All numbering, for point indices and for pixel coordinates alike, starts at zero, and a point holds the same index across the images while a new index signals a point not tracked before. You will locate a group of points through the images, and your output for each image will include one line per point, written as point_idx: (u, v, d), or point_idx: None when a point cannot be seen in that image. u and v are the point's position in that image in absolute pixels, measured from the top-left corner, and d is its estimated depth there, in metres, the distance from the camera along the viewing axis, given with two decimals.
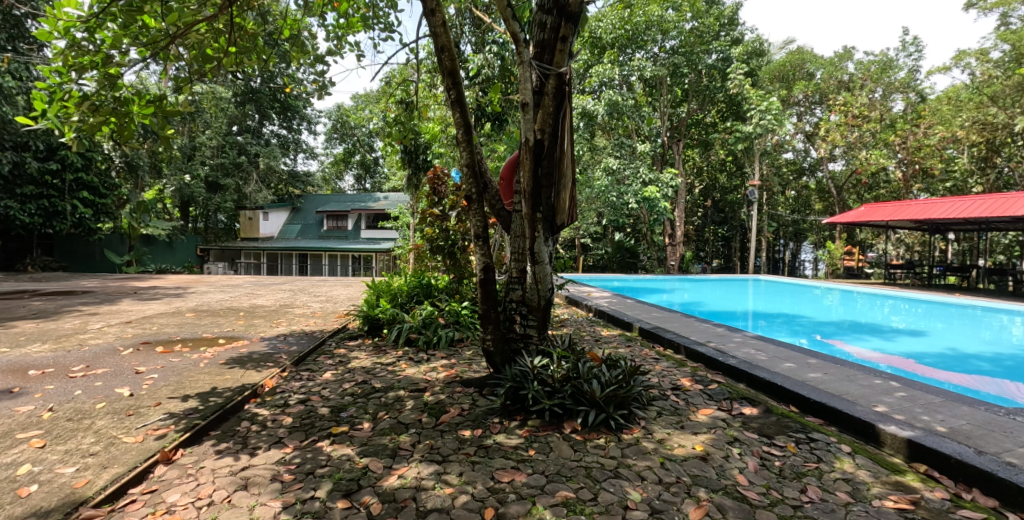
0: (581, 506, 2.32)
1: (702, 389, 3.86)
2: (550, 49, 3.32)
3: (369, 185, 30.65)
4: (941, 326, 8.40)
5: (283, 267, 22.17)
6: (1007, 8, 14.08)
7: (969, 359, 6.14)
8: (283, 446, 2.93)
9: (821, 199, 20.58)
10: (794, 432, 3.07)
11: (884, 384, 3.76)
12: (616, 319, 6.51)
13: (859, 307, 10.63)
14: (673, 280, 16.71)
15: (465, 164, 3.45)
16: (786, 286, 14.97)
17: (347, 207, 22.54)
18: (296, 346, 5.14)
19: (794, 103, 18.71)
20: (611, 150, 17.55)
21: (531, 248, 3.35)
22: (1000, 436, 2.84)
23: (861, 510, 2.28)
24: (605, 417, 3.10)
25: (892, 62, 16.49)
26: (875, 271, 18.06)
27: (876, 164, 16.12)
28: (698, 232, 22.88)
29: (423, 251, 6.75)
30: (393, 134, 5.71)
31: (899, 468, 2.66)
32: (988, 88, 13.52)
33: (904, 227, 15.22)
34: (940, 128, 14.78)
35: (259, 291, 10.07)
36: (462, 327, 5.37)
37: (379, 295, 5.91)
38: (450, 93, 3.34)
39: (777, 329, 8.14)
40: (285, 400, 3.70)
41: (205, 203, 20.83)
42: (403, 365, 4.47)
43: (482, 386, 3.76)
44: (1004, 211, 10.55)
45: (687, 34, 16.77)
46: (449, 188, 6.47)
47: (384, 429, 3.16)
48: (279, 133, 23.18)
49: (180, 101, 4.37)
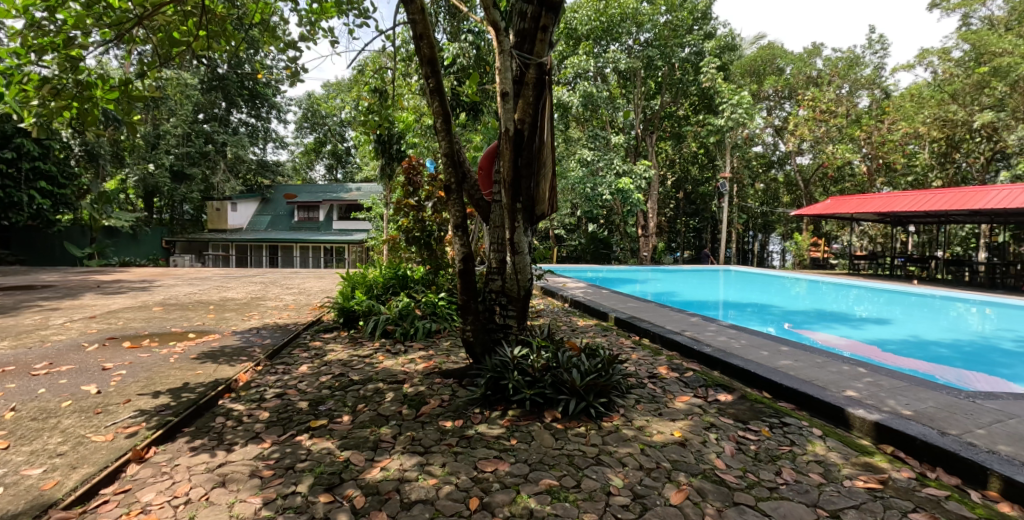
0: (565, 492, 2.36)
1: (678, 376, 3.95)
2: (531, 39, 3.26)
3: (341, 175, 29.95)
4: (904, 314, 8.81)
5: (252, 259, 22.00)
6: (968, 9, 14.68)
7: (930, 345, 6.48)
8: (261, 441, 2.88)
9: (789, 191, 21.11)
10: (768, 417, 3.18)
11: (853, 370, 3.91)
12: (592, 309, 6.59)
13: (826, 297, 11.01)
14: (646, 270, 16.94)
15: (444, 153, 3.38)
16: (756, 277, 15.37)
17: (318, 199, 22.15)
18: (270, 339, 5.04)
19: (764, 98, 19.13)
20: (585, 142, 17.67)
21: (511, 239, 3.32)
22: (961, 418, 3.01)
23: (833, 490, 2.39)
24: (585, 406, 3.14)
25: (859, 59, 17.02)
26: (840, 262, 18.78)
27: (842, 157, 16.61)
28: (670, 224, 23.30)
29: (397, 243, 6.63)
30: (368, 123, 5.63)
31: (867, 449, 2.80)
32: (949, 86, 13.76)
33: (867, 220, 15.70)
34: (903, 124, 15.17)
35: (229, 284, 9.84)
36: (440, 318, 5.33)
37: (355, 286, 5.80)
38: (428, 81, 3.29)
39: (749, 318, 8.38)
40: (261, 394, 3.64)
41: (170, 194, 20.00)
42: (381, 357, 4.43)
43: (462, 376, 3.74)
44: (963, 204, 10.98)
45: (662, 27, 16.95)
46: (425, 177, 6.36)
47: (364, 421, 3.14)
48: (247, 121, 22.26)
49: (146, 87, 4.20)
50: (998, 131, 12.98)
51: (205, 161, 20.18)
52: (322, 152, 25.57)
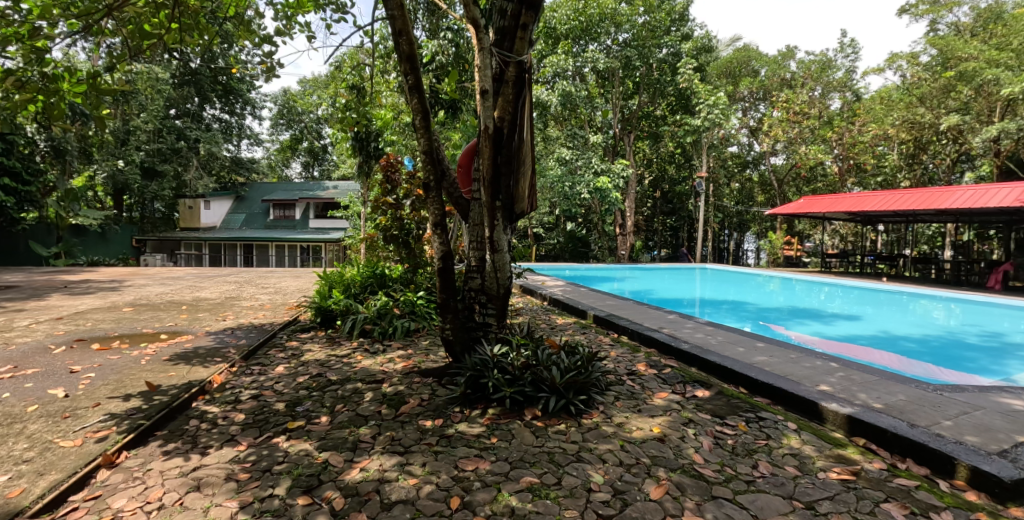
0: (546, 490, 2.38)
1: (656, 373, 4.01)
2: (510, 37, 3.26)
3: (318, 173, 29.48)
4: (873, 310, 9.08)
5: (227, 259, 21.62)
6: (936, 15, 15.16)
7: (899, 340, 6.70)
8: (237, 444, 2.83)
9: (764, 191, 21.12)
10: (744, 412, 3.25)
11: (826, 365, 4.02)
12: (571, 307, 6.62)
13: (799, 294, 11.28)
14: (623, 269, 17.13)
15: (423, 151, 3.35)
16: (731, 275, 15.67)
17: (294, 197, 21.77)
18: (245, 340, 4.94)
19: (739, 99, 19.46)
20: (564, 140, 17.74)
21: (490, 237, 3.32)
22: (929, 411, 3.12)
23: (808, 482, 2.45)
24: (565, 403, 3.16)
25: (831, 62, 17.40)
26: (812, 260, 19.24)
27: (814, 158, 17.03)
28: (647, 222, 23.55)
29: (375, 241, 6.54)
30: (345, 120, 5.56)
31: (840, 442, 2.88)
32: (917, 90, 14.01)
33: (839, 219, 16.09)
34: (873, 125, 15.58)
35: (202, 283, 9.61)
36: (418, 317, 5.29)
37: (332, 285, 5.73)
38: (407, 78, 3.27)
39: (725, 315, 8.53)
40: (236, 395, 3.57)
41: (140, 191, 19.44)
42: (359, 356, 4.38)
43: (442, 375, 3.72)
44: (930, 204, 11.35)
45: (640, 28, 17.11)
46: (403, 175, 6.30)
47: (343, 422, 3.11)
48: (221, 117, 21.70)
49: (116, 80, 4.07)
50: (963, 135, 13.55)
51: (176, 157, 19.65)
52: (298, 150, 25.14)
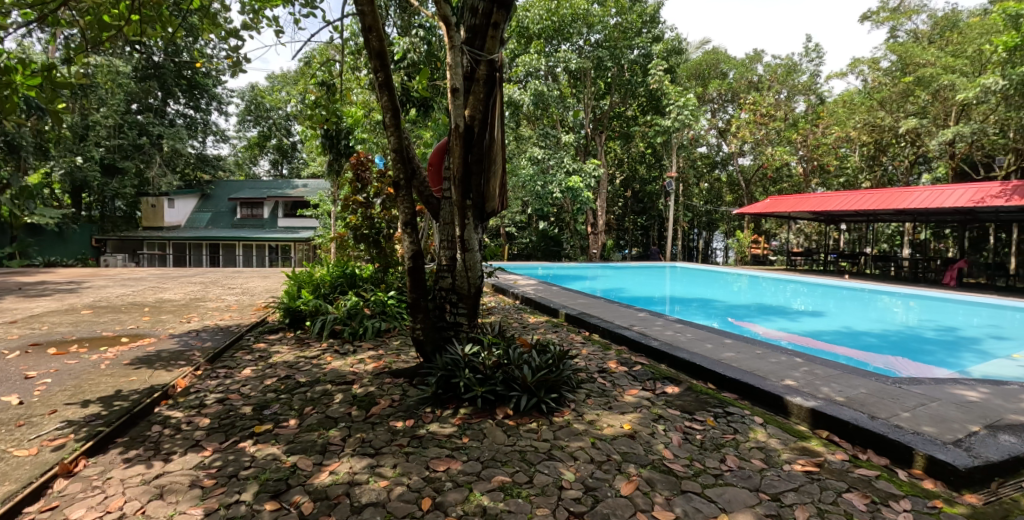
0: (518, 488, 2.38)
1: (627, 370, 4.06)
2: (482, 36, 3.23)
3: (287, 171, 28.85)
4: (836, 307, 9.40)
5: (192, 259, 20.98)
6: (895, 23, 15.78)
7: (861, 335, 6.95)
8: (202, 449, 2.75)
9: (732, 191, 21.47)
10: (712, 407, 3.32)
11: (790, 360, 4.14)
12: (542, 306, 6.64)
13: (765, 291, 11.60)
14: (595, 267, 17.32)
15: (393, 149, 3.31)
16: (700, 273, 16.02)
17: (262, 195, 21.27)
18: (211, 342, 4.80)
19: (708, 100, 19.83)
20: (536, 140, 17.77)
21: (461, 236, 3.31)
22: (888, 403, 3.24)
23: (773, 475, 2.52)
24: (537, 401, 3.17)
25: (796, 66, 17.88)
26: (778, 259, 19.77)
27: (780, 159, 17.55)
28: (619, 222, 23.80)
29: (346, 240, 6.43)
30: (315, 117, 5.44)
31: (804, 434, 2.97)
32: (878, 94, 14.64)
33: (803, 218, 16.57)
34: (836, 128, 16.27)
35: (166, 285, 9.30)
36: (389, 317, 5.23)
37: (301, 285, 5.62)
38: (377, 75, 3.23)
39: (694, 313, 8.69)
40: (201, 400, 3.47)
41: (100, 189, 18.68)
42: (329, 357, 4.30)
43: (413, 375, 3.69)
44: (889, 204, 11.81)
45: (612, 29, 17.30)
46: (373, 174, 6.21)
47: (312, 425, 3.05)
48: (185, 112, 20.96)
49: (74, 73, 3.91)
50: (920, 137, 14.13)
51: (138, 154, 18.91)
52: (266, 147, 24.56)
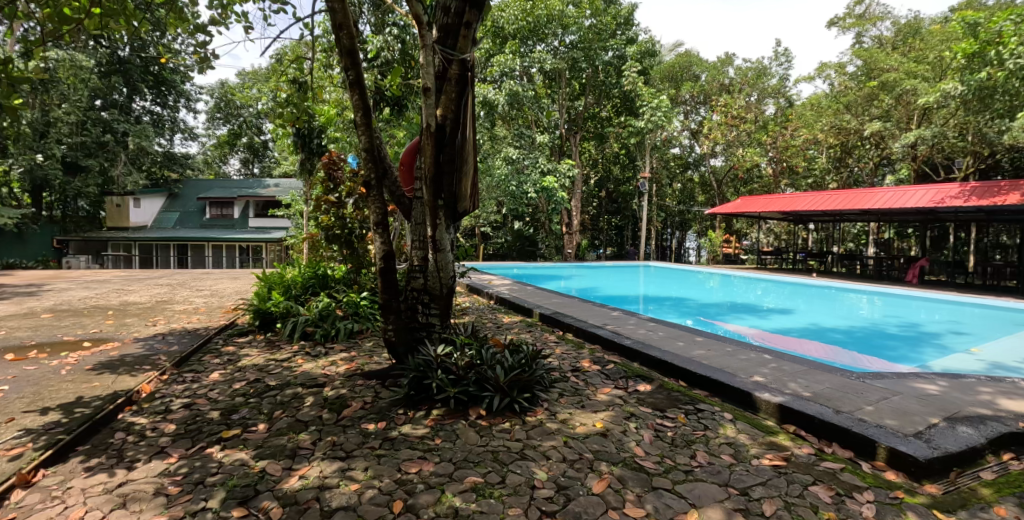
0: (490, 489, 2.37)
1: (600, 369, 4.09)
2: (454, 35, 3.19)
3: (258, 169, 28.24)
4: (804, 304, 9.65)
5: (159, 260, 20.35)
6: (860, 29, 16.31)
7: (828, 331, 7.14)
8: (167, 456, 2.67)
9: (704, 191, 22.18)
10: (684, 404, 3.36)
11: (759, 357, 4.22)
12: (516, 306, 6.64)
13: (737, 290, 11.85)
14: (571, 267, 17.44)
15: (364, 148, 3.26)
16: (674, 272, 16.26)
17: (232, 195, 20.79)
18: (178, 346, 4.66)
19: (681, 102, 20.11)
20: (511, 140, 17.69)
21: (432, 236, 3.28)
22: (852, 398, 3.33)
23: (742, 469, 2.57)
24: (509, 402, 3.17)
25: (766, 69, 18.23)
26: (748, 258, 20.20)
27: (751, 160, 18.02)
28: (593, 222, 23.97)
29: (318, 241, 6.32)
30: (286, 115, 5.33)
31: (772, 429, 3.03)
32: (844, 98, 15.10)
33: (773, 218, 16.97)
34: (805, 131, 16.74)
35: (130, 287, 9.00)
36: (362, 318, 5.17)
37: (272, 287, 5.52)
38: (348, 74, 3.19)
39: (667, 312, 8.80)
40: (167, 405, 3.37)
41: (62, 188, 17.98)
42: (300, 360, 4.23)
43: (385, 377, 3.65)
44: (854, 204, 12.17)
45: (586, 30, 17.42)
46: (346, 173, 6.13)
47: (282, 429, 2.99)
48: (152, 109, 20.28)
49: (32, 67, 3.76)
50: (884, 140, 14.63)
51: (102, 152, 18.25)
52: (237, 145, 24.00)
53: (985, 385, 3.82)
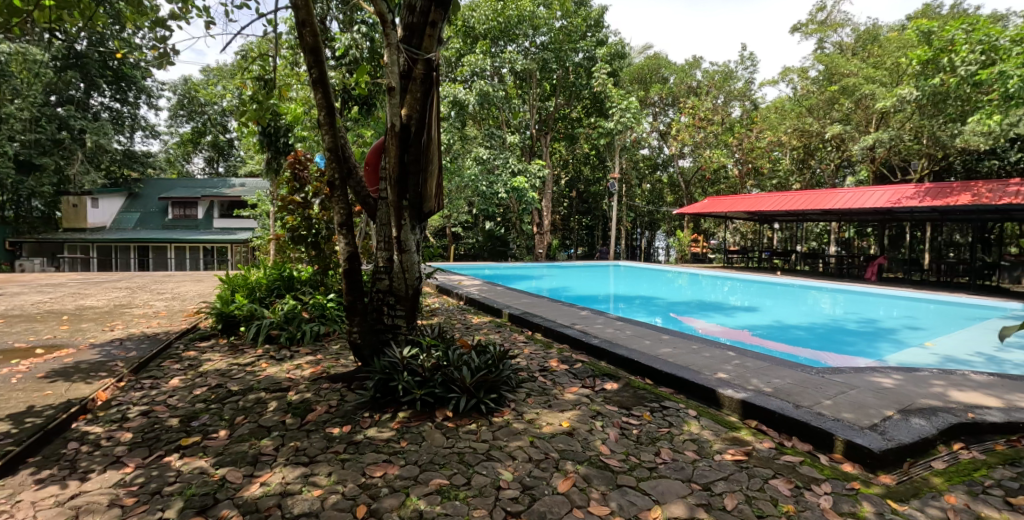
0: (455, 491, 2.35)
1: (568, 368, 4.11)
2: (419, 34, 3.16)
3: (224, 168, 27.50)
4: (769, 302, 9.90)
5: (119, 262, 19.62)
6: (822, 35, 16.85)
7: (791, 328, 7.34)
8: (123, 466, 2.56)
9: (672, 192, 22.31)
10: (649, 402, 3.40)
11: (723, 354, 4.31)
12: (486, 306, 6.62)
13: (705, 288, 12.09)
14: (542, 266, 17.55)
15: (328, 147, 3.20)
16: (643, 271, 16.48)
17: (196, 195, 20.22)
18: (136, 351, 4.49)
19: (650, 104, 20.38)
20: (481, 140, 17.61)
21: (397, 237, 3.24)
22: (811, 392, 3.43)
23: (706, 465, 2.61)
24: (475, 402, 3.15)
25: (732, 73, 18.51)
26: (715, 257, 20.64)
27: (717, 161, 18.41)
28: (564, 222, 24.13)
29: (284, 242, 6.20)
30: (248, 112, 5.16)
31: (735, 425, 3.10)
32: (806, 101, 15.60)
33: (739, 218, 17.39)
34: (768, 133, 17.26)
35: (85, 290, 8.65)
36: (329, 320, 5.08)
37: (235, 289, 5.38)
38: (312, 72, 3.12)
39: (637, 310, 8.91)
40: (123, 413, 3.24)
41: (14, 187, 17.17)
42: (264, 364, 4.13)
43: (351, 380, 3.59)
44: (817, 204, 12.55)
45: (557, 32, 17.52)
46: (312, 172, 5.96)
47: (243, 435, 2.90)
48: (111, 106, 19.51)
49: None
50: (844, 142, 15.21)
51: (57, 149, 17.50)
52: (201, 143, 23.34)
53: (937, 378, 3.98)
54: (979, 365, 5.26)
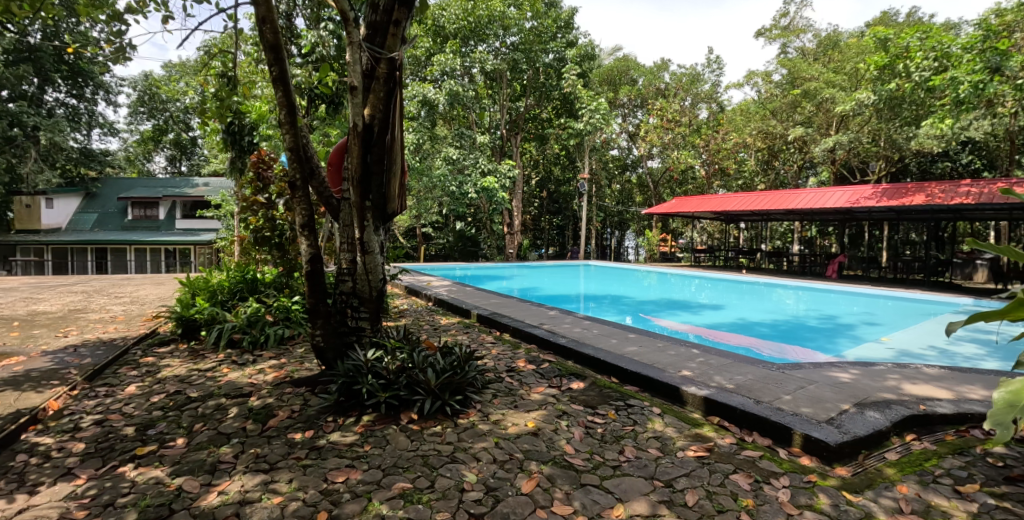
0: (418, 494, 2.33)
1: (535, 368, 4.12)
2: (382, 32, 3.13)
3: (187, 168, 26.69)
4: (735, 300, 10.14)
5: (76, 265, 18.82)
6: (785, 40, 17.32)
7: (755, 325, 7.53)
8: (74, 477, 2.45)
9: (641, 192, 22.86)
10: (615, 400, 3.44)
11: (688, 352, 4.38)
12: (455, 306, 6.60)
13: (673, 287, 12.30)
14: (513, 266, 17.58)
15: (289, 147, 3.13)
16: (613, 271, 16.64)
17: (157, 195, 19.58)
18: (91, 358, 4.31)
19: (619, 105, 20.58)
20: (451, 140, 17.50)
21: (360, 238, 3.22)
22: (772, 388, 3.52)
23: (669, 462, 2.65)
24: (441, 404, 3.12)
25: (699, 76, 19.01)
26: (684, 256, 21.02)
27: (685, 162, 18.77)
28: (535, 222, 24.20)
29: (247, 244, 6.08)
30: (208, 109, 4.98)
31: (698, 421, 3.15)
32: (770, 104, 16.05)
33: (706, 218, 17.75)
34: (734, 135, 17.98)
35: (36, 295, 8.27)
36: (294, 323, 4.97)
37: (196, 293, 5.22)
38: (272, 69, 3.05)
39: (606, 309, 9.01)
40: (76, 422, 3.10)
41: None
42: (225, 369, 4.02)
43: (315, 384, 3.53)
44: (780, 204, 12.91)
45: (527, 32, 17.54)
46: (276, 172, 5.91)
47: (202, 443, 2.82)
48: (66, 101, 18.66)
49: None
50: (805, 144, 15.69)
51: (8, 147, 16.68)
52: (162, 142, 22.59)
53: (892, 372, 4.13)
54: (932, 359, 5.49)
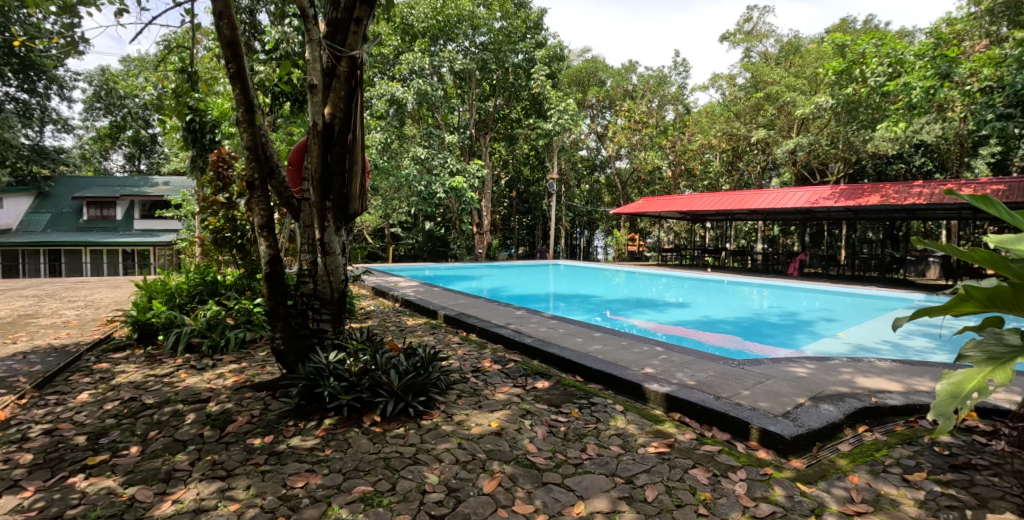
0: (379, 497, 2.31)
1: (501, 368, 4.13)
2: (343, 30, 3.10)
3: (145, 166, 25.75)
4: (701, 298, 10.36)
5: (26, 268, 17.94)
6: (748, 45, 17.77)
7: (718, 322, 7.72)
8: (20, 490, 2.35)
9: (610, 192, 23.16)
10: (579, 399, 3.48)
11: (651, 350, 4.46)
12: (422, 307, 6.57)
13: (642, 285, 12.49)
14: (483, 266, 17.56)
15: (246, 146, 3.07)
16: (582, 270, 16.77)
17: (114, 194, 18.87)
18: (41, 366, 4.13)
19: (588, 106, 20.70)
20: (420, 139, 17.33)
21: (321, 239, 3.18)
22: (732, 383, 3.61)
23: (630, 458, 2.69)
24: (404, 406, 3.11)
25: (665, 78, 18.97)
26: (652, 255, 21.35)
27: (653, 162, 19.05)
28: (505, 221, 24.22)
29: (207, 246, 5.93)
30: (167, 108, 4.83)
31: (660, 418, 3.22)
32: (734, 106, 16.47)
33: (672, 218, 18.09)
34: (700, 136, 18.52)
35: None
36: (255, 327, 4.87)
37: (153, 296, 5.06)
38: (229, 66, 2.98)
39: (575, 309, 9.10)
40: (23, 432, 2.97)
41: None
42: (183, 374, 3.91)
43: (275, 388, 3.46)
44: (745, 204, 13.25)
45: (497, 32, 17.45)
46: (237, 171, 5.79)
47: (156, 451, 2.73)
48: (15, 95, 17.67)
49: None
50: (768, 146, 16.13)
51: None
52: (119, 139, 21.72)
53: (845, 366, 4.29)
54: (885, 352, 5.73)
